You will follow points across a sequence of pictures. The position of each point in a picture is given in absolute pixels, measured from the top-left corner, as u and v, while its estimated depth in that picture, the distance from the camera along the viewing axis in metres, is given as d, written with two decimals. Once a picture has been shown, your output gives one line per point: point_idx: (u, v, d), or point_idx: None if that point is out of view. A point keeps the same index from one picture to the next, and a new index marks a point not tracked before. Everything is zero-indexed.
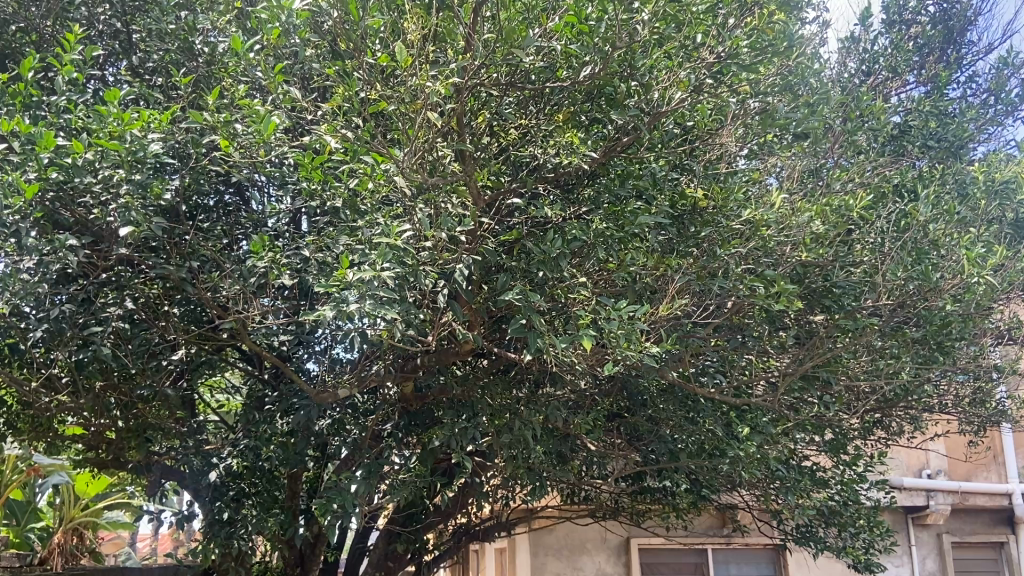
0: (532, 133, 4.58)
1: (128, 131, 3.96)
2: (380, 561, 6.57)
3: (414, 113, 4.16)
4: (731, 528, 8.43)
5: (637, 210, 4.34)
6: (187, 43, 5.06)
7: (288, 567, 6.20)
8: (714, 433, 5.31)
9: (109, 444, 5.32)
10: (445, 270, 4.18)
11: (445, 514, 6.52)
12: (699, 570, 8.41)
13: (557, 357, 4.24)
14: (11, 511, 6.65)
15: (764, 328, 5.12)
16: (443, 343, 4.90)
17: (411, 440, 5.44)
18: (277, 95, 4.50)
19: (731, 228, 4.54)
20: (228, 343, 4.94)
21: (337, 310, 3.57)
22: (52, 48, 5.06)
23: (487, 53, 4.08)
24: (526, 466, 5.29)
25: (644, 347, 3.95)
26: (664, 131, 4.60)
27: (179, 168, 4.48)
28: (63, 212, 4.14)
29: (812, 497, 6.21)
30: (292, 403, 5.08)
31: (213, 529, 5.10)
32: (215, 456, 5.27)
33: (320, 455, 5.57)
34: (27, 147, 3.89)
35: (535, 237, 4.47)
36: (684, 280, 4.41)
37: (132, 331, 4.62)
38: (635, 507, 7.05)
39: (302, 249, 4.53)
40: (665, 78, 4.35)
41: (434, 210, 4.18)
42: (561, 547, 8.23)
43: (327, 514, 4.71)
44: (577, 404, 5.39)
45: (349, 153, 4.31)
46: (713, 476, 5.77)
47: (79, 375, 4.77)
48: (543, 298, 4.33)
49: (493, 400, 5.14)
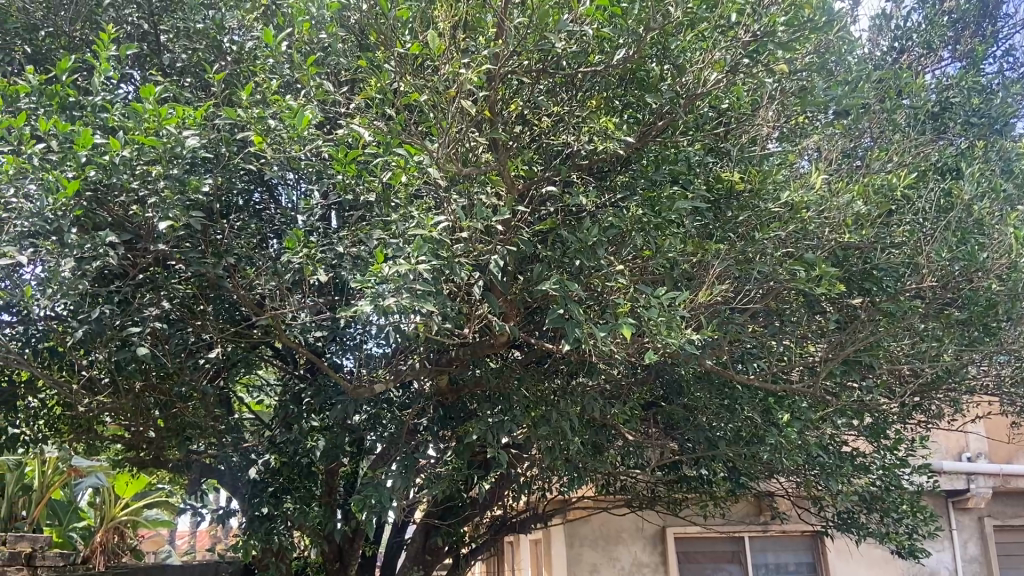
0: (565, 120, 4.55)
1: (164, 126, 4.04)
2: (417, 555, 6.54)
3: (446, 103, 4.12)
4: (767, 516, 8.48)
5: (673, 196, 4.25)
6: (215, 42, 5.08)
7: (327, 563, 6.21)
8: (752, 421, 5.21)
9: (149, 444, 5.51)
10: (479, 263, 4.14)
11: (483, 507, 6.53)
12: (737, 558, 8.36)
13: (596, 347, 4.18)
14: (54, 510, 6.84)
15: (803, 314, 5.04)
16: (477, 337, 4.85)
17: (447, 433, 5.44)
18: (310, 88, 4.48)
19: (770, 212, 4.47)
20: (262, 340, 4.99)
21: (374, 305, 3.56)
22: (83, 51, 5.09)
23: (520, 40, 4.00)
24: (563, 458, 5.25)
25: (686, 335, 3.90)
26: (699, 115, 4.53)
27: (213, 166, 4.44)
28: (100, 212, 4.11)
29: (853, 483, 6.14)
30: (328, 399, 5.16)
31: (253, 526, 5.13)
32: (254, 453, 5.38)
33: (357, 451, 5.57)
34: (65, 147, 3.95)
35: (570, 227, 4.41)
36: (723, 265, 4.38)
37: (169, 330, 4.66)
38: (672, 496, 7.02)
39: (337, 245, 4.52)
40: (700, 59, 4.34)
41: (469, 201, 4.19)
42: (597, 538, 8.20)
43: (365, 509, 4.68)
44: (614, 394, 5.36)
45: (381, 145, 4.27)
46: (752, 464, 5.72)
47: (119, 375, 4.79)
48: (580, 287, 4.24)
49: (529, 392, 5.14)
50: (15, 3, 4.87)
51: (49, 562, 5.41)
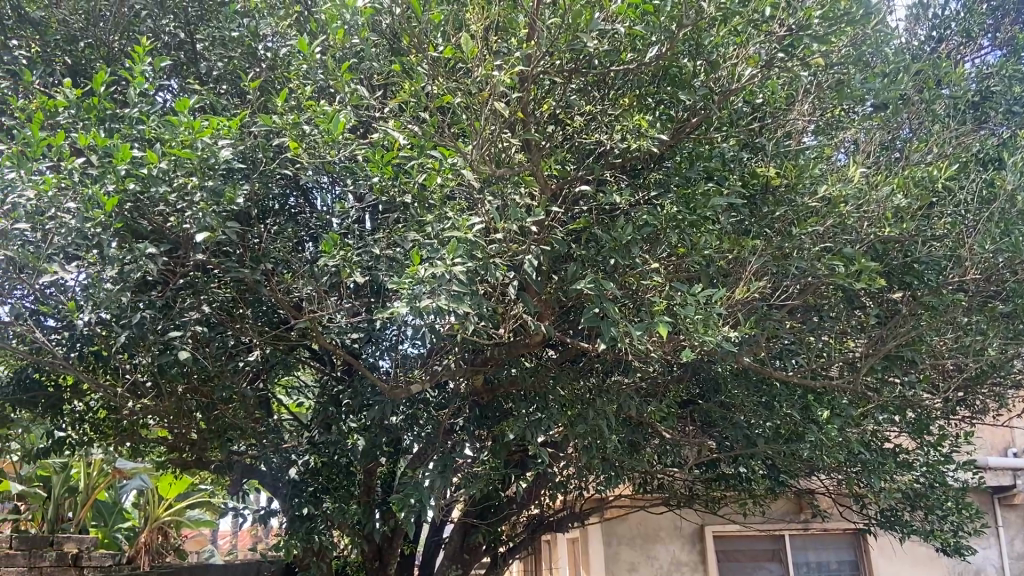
0: (597, 119, 4.54)
1: (199, 138, 4.06)
2: (455, 554, 6.57)
3: (479, 104, 4.16)
4: (807, 514, 8.38)
5: (708, 192, 4.23)
6: (251, 49, 5.16)
7: (367, 562, 6.28)
8: (791, 418, 5.16)
9: (192, 445, 5.62)
10: (514, 263, 4.15)
11: (520, 505, 6.54)
12: (778, 556, 8.30)
13: (632, 346, 4.17)
14: (99, 511, 7.02)
15: (842, 309, 4.97)
16: (512, 337, 4.84)
17: (483, 432, 5.47)
18: (345, 94, 4.53)
19: (808, 207, 4.43)
20: (300, 342, 5.10)
21: (411, 307, 3.61)
22: (122, 62, 5.19)
23: (551, 40, 3.98)
24: (600, 457, 5.24)
25: (723, 332, 3.88)
26: (734, 110, 4.54)
27: (250, 173, 4.53)
28: (142, 221, 4.18)
29: (896, 479, 6.06)
30: (366, 400, 5.21)
31: (294, 525, 5.20)
32: (294, 453, 5.43)
33: (394, 451, 5.62)
34: (104, 160, 4.00)
35: (603, 225, 4.40)
36: (760, 262, 4.33)
37: (210, 334, 4.74)
38: (711, 494, 6.97)
39: (372, 247, 4.57)
40: (734, 53, 4.31)
41: (503, 201, 4.21)
42: (635, 536, 8.19)
43: (404, 508, 4.72)
44: (650, 392, 5.35)
45: (415, 148, 4.33)
46: (792, 461, 5.67)
47: (162, 379, 4.88)
48: (614, 286, 4.24)
49: (565, 391, 5.13)
50: (55, 16, 5.07)
51: (95, 561, 6.36)
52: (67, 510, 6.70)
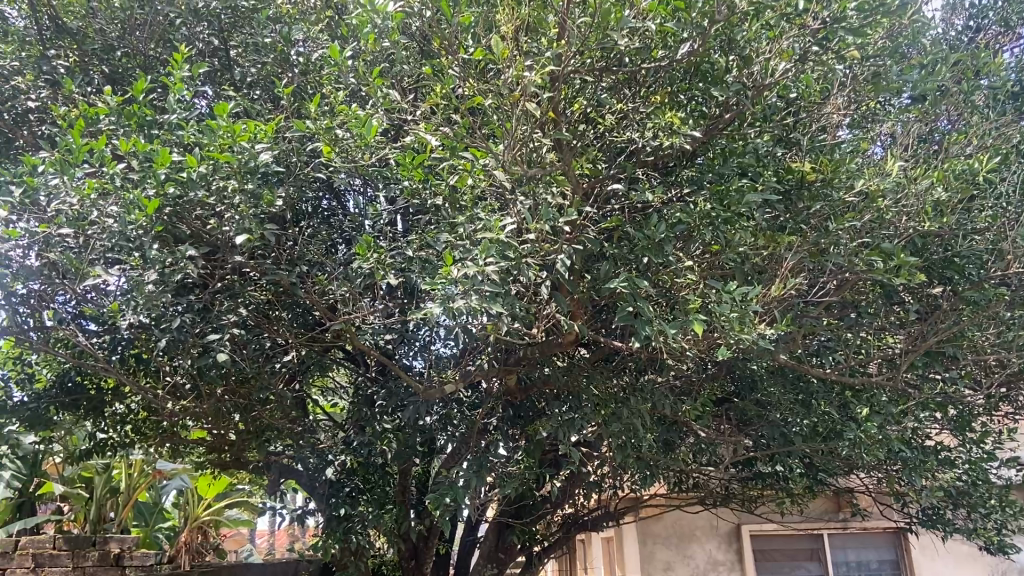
0: (629, 117, 4.52)
1: (238, 142, 4.13)
2: (491, 553, 6.57)
3: (510, 105, 4.15)
4: (847, 512, 8.26)
5: (743, 188, 4.14)
6: (283, 55, 5.21)
7: (404, 561, 6.33)
8: (829, 415, 5.09)
9: (230, 446, 5.70)
10: (546, 262, 4.15)
11: (554, 504, 6.55)
12: (816, 556, 8.22)
13: (667, 344, 4.15)
14: (140, 511, 7.22)
15: (880, 305, 4.89)
16: (545, 336, 4.84)
17: (517, 432, 5.48)
18: (377, 98, 4.56)
19: (844, 202, 4.36)
20: (335, 344, 5.14)
21: (445, 307, 3.65)
22: (158, 69, 5.28)
23: (583, 39, 3.98)
24: (635, 456, 5.22)
25: (759, 330, 3.84)
26: (766, 105, 4.44)
27: (286, 177, 4.59)
28: (181, 226, 4.24)
29: (937, 477, 5.95)
30: (401, 400, 5.25)
31: (331, 525, 5.26)
32: (330, 454, 5.45)
33: (429, 451, 5.66)
34: (145, 165, 4.09)
35: (636, 223, 4.38)
36: (796, 258, 4.28)
37: (248, 337, 4.80)
38: (748, 493, 6.92)
39: (405, 248, 4.58)
40: (767, 49, 4.25)
41: (535, 201, 4.18)
42: (670, 536, 8.25)
43: (440, 508, 4.75)
44: (684, 391, 5.32)
45: (447, 150, 4.36)
46: (831, 459, 5.61)
47: (202, 381, 4.95)
48: (648, 284, 4.22)
49: (598, 390, 5.04)
50: (92, 25, 5.16)
51: (137, 561, 6.62)
52: (109, 510, 6.90)
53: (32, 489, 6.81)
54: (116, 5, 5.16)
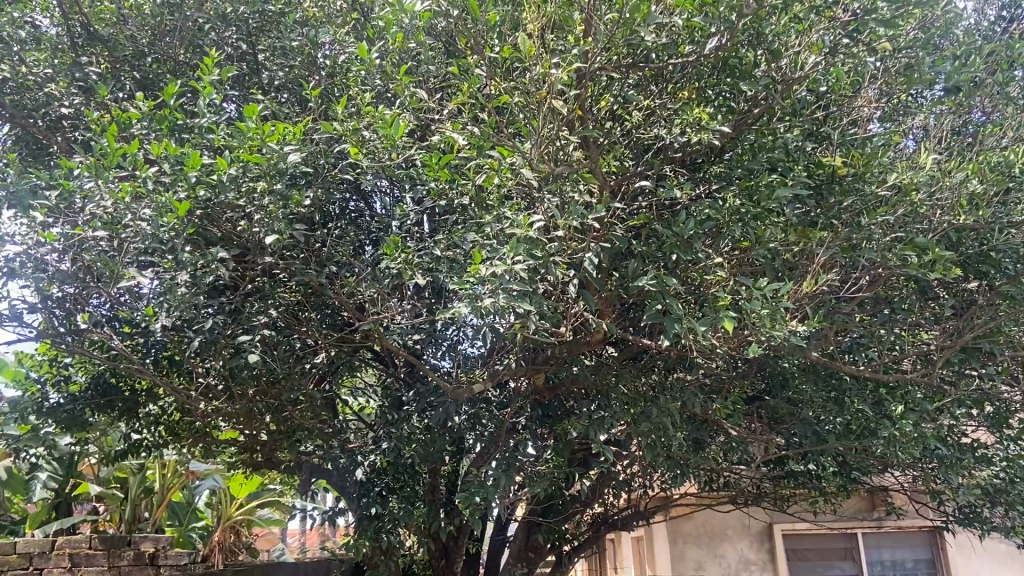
0: (657, 113, 4.48)
1: (267, 144, 4.19)
2: (521, 552, 6.58)
3: (537, 103, 4.15)
4: (881, 512, 8.18)
5: (772, 183, 4.15)
6: (311, 58, 5.24)
7: (434, 560, 6.37)
8: (862, 413, 5.03)
9: (262, 446, 5.77)
10: (574, 261, 4.14)
11: (583, 503, 6.54)
12: (850, 555, 8.15)
13: (697, 342, 4.12)
14: (174, 511, 7.36)
15: (915, 300, 4.81)
16: (573, 335, 4.83)
17: (546, 431, 5.48)
18: (405, 98, 4.57)
19: (876, 196, 4.31)
20: (364, 345, 5.17)
21: (473, 307, 3.66)
22: (189, 74, 5.34)
23: (610, 37, 3.97)
24: (665, 455, 5.19)
25: (791, 327, 3.80)
26: (796, 100, 4.44)
27: (313, 179, 4.60)
28: (212, 228, 4.28)
29: (974, 475, 5.85)
30: (430, 400, 5.27)
31: (362, 524, 5.29)
32: (360, 454, 5.49)
33: (458, 451, 5.67)
34: (176, 168, 4.16)
35: (664, 220, 4.34)
36: (828, 253, 4.23)
37: (279, 337, 4.84)
38: (780, 492, 6.87)
39: (433, 249, 4.57)
40: (797, 42, 4.25)
41: (562, 200, 4.10)
42: (701, 535, 8.21)
43: (470, 507, 4.76)
44: (715, 389, 5.28)
45: (474, 149, 4.37)
46: (865, 457, 5.54)
47: (234, 382, 5.00)
48: (677, 282, 4.20)
49: (626, 389, 5.04)
50: (123, 32, 5.23)
51: (171, 560, 6.78)
52: (144, 510, 7.00)
53: (67, 490, 7.01)
54: (147, 12, 5.23)
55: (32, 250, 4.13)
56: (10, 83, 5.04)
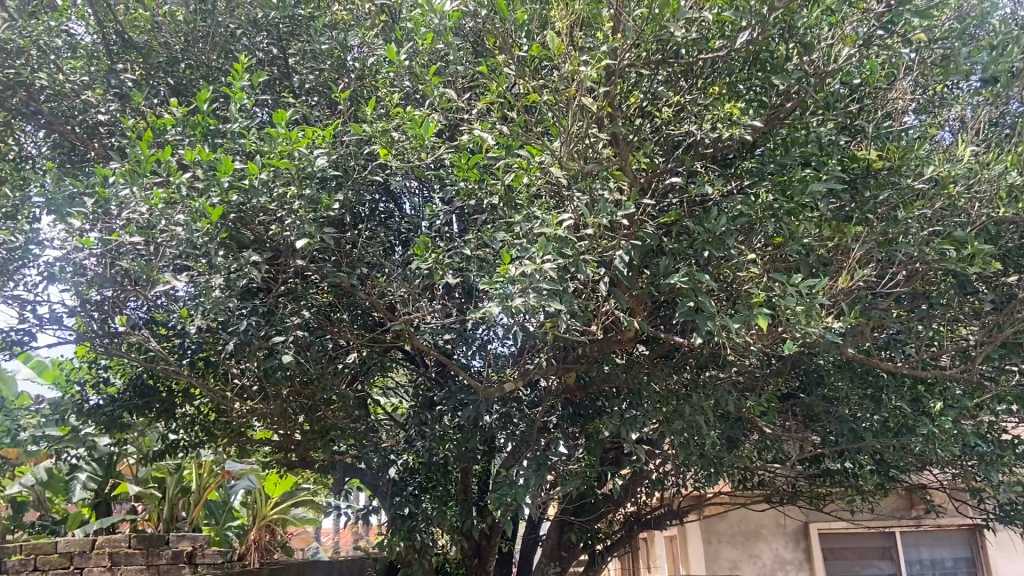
0: (686, 109, 4.44)
1: (297, 148, 4.22)
2: (553, 552, 6.54)
3: (566, 101, 4.13)
4: (920, 510, 8.08)
5: (807, 178, 4.08)
6: (340, 61, 5.29)
7: (467, 559, 6.39)
8: (900, 410, 4.94)
9: (296, 446, 5.82)
10: (605, 259, 4.12)
11: (616, 503, 6.51)
12: (888, 554, 8.05)
13: (730, 340, 4.08)
14: (211, 510, 7.48)
15: (953, 295, 4.72)
16: (604, 333, 4.81)
17: (577, 430, 5.47)
18: (435, 98, 4.60)
19: (913, 189, 4.24)
20: (394, 345, 5.20)
21: (502, 306, 3.66)
22: (221, 79, 5.40)
23: (639, 32, 3.95)
24: (699, 453, 5.15)
25: (826, 323, 3.74)
26: (830, 93, 4.37)
27: (343, 181, 4.60)
28: (245, 231, 4.36)
29: (1016, 473, 5.73)
30: (461, 399, 5.28)
31: (395, 523, 5.32)
32: (392, 454, 5.54)
33: (490, 450, 5.68)
34: (209, 174, 4.22)
35: (695, 217, 4.30)
36: (864, 248, 4.17)
37: (311, 338, 4.86)
38: (816, 491, 6.80)
39: (462, 249, 4.57)
40: (830, 35, 4.19)
41: (592, 198, 4.08)
42: (736, 535, 8.13)
43: (502, 506, 4.76)
44: (748, 387, 5.23)
45: (503, 149, 4.38)
46: (903, 455, 5.45)
47: (268, 383, 5.06)
48: (709, 279, 4.17)
49: (658, 387, 5.01)
50: (157, 39, 5.30)
51: (208, 559, 6.83)
52: (181, 509, 7.13)
53: (106, 490, 7.13)
54: (179, 19, 5.30)
55: (70, 254, 4.24)
56: (49, 92, 5.15)
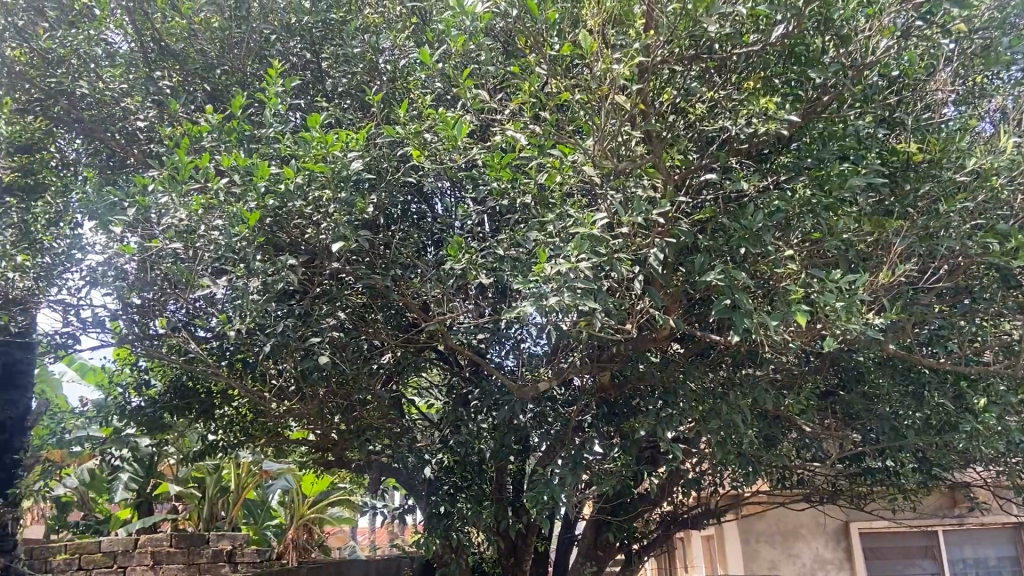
0: (721, 104, 4.42)
1: (331, 152, 4.24)
2: (589, 550, 6.54)
3: (599, 99, 4.12)
4: (963, 509, 7.91)
5: (845, 171, 4.02)
6: (372, 64, 5.31)
7: (503, 558, 6.41)
8: (942, 408, 4.85)
9: (333, 446, 5.88)
10: (639, 256, 4.10)
11: (652, 502, 6.46)
12: (931, 553, 7.92)
13: (768, 337, 4.04)
14: (249, 510, 7.43)
15: (999, 289, 4.58)
16: (639, 330, 4.78)
17: (612, 429, 5.45)
18: (467, 99, 4.56)
19: (954, 182, 4.14)
20: (429, 344, 5.21)
21: (537, 306, 3.67)
22: (255, 85, 5.45)
23: (672, 28, 3.93)
24: (736, 452, 5.10)
25: (867, 319, 3.68)
26: (868, 85, 4.30)
27: (377, 182, 4.61)
28: (281, 235, 4.36)
29: None
30: (495, 398, 5.29)
31: (432, 522, 5.34)
32: (427, 453, 5.55)
33: (525, 450, 5.68)
34: (247, 179, 4.28)
35: (731, 213, 4.26)
36: (905, 243, 4.10)
37: (346, 339, 4.90)
38: (856, 489, 6.70)
39: (495, 248, 4.56)
40: (866, 26, 4.14)
41: (626, 196, 4.08)
42: (775, 533, 8.06)
43: (538, 505, 4.78)
44: (786, 384, 5.17)
45: (536, 148, 4.38)
46: (946, 452, 5.35)
47: (305, 384, 5.12)
48: (746, 276, 4.12)
49: (694, 385, 4.97)
50: (193, 46, 5.39)
51: (247, 558, 6.85)
52: (220, 509, 7.25)
53: (148, 490, 7.21)
54: (215, 26, 5.37)
55: (112, 259, 4.38)
56: (91, 99, 5.31)
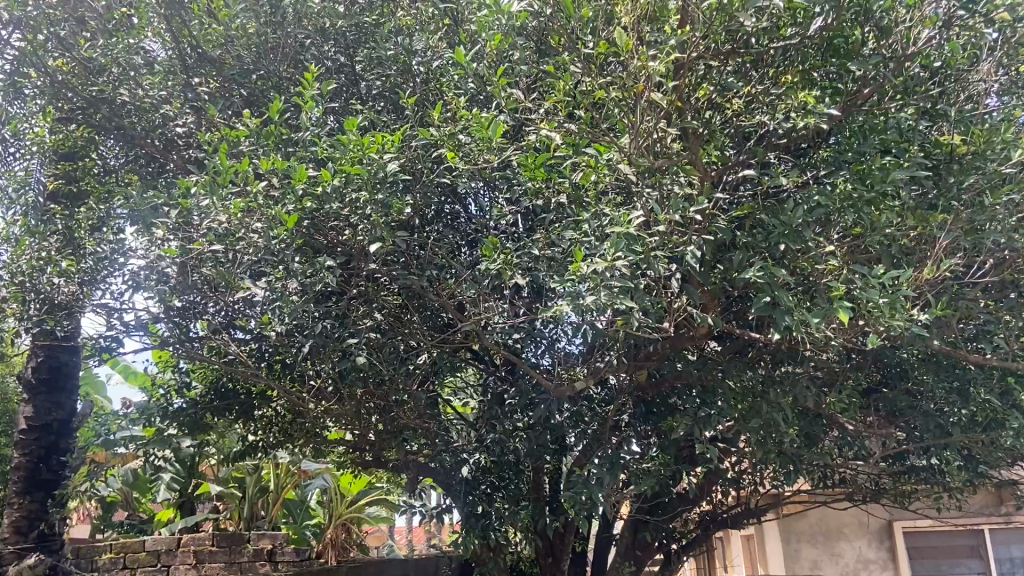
0: (758, 100, 4.37)
1: (367, 154, 4.26)
2: (628, 550, 6.54)
3: (634, 97, 4.08)
4: (1010, 507, 7.74)
5: (887, 166, 3.98)
6: (406, 66, 5.39)
7: (541, 558, 6.40)
8: (989, 405, 4.74)
9: (370, 446, 5.93)
10: (676, 254, 4.07)
11: (691, 502, 6.40)
12: (977, 552, 7.76)
13: (808, 335, 3.98)
14: (289, 509, 7.54)
15: None
16: (676, 329, 4.74)
17: (650, 428, 5.44)
18: (502, 99, 4.66)
19: (1000, 173, 4.06)
20: (464, 345, 5.16)
21: (574, 305, 3.66)
22: (290, 89, 5.50)
23: (708, 23, 3.89)
24: (776, 451, 5.03)
25: (911, 315, 3.61)
26: (909, 77, 4.25)
27: (413, 183, 4.66)
28: (318, 238, 4.48)
29: None
30: (532, 397, 5.31)
31: (470, 522, 5.36)
32: (464, 453, 5.44)
33: (562, 449, 5.67)
34: (285, 182, 4.35)
35: (770, 209, 4.19)
36: (950, 238, 4.01)
37: (383, 340, 4.93)
38: (900, 488, 6.59)
39: (530, 248, 4.52)
40: (908, 17, 4.08)
41: (662, 194, 4.05)
42: (817, 533, 8.01)
43: (576, 504, 4.78)
44: (826, 382, 5.10)
45: (570, 147, 4.37)
46: (993, 450, 5.24)
47: (343, 384, 5.17)
48: (786, 272, 4.05)
49: (733, 383, 4.92)
50: (230, 52, 5.46)
51: (288, 557, 6.79)
52: (259, 509, 7.28)
53: (191, 490, 7.35)
54: (251, 32, 5.40)
55: (156, 262, 4.43)
56: (131, 107, 5.40)
